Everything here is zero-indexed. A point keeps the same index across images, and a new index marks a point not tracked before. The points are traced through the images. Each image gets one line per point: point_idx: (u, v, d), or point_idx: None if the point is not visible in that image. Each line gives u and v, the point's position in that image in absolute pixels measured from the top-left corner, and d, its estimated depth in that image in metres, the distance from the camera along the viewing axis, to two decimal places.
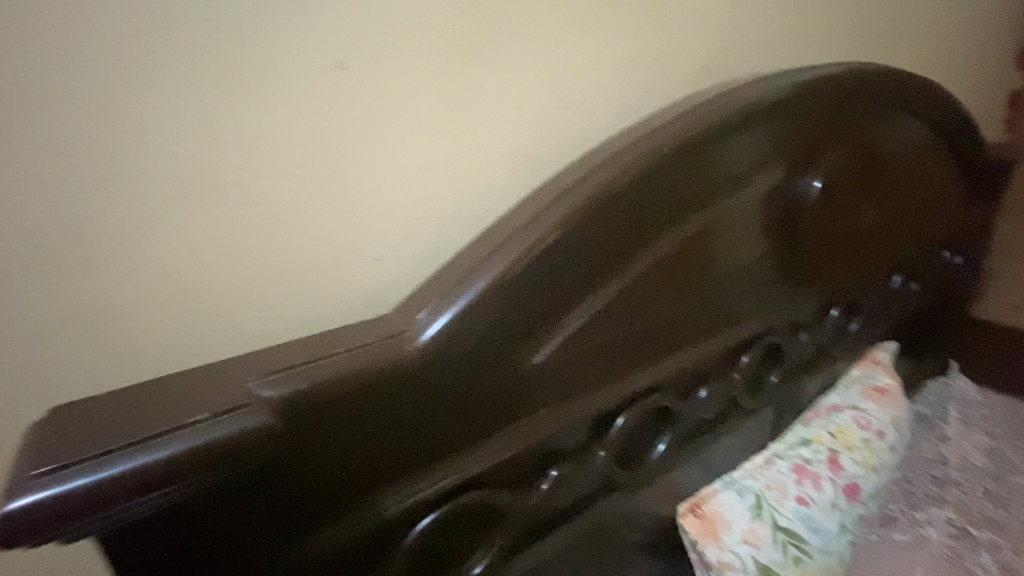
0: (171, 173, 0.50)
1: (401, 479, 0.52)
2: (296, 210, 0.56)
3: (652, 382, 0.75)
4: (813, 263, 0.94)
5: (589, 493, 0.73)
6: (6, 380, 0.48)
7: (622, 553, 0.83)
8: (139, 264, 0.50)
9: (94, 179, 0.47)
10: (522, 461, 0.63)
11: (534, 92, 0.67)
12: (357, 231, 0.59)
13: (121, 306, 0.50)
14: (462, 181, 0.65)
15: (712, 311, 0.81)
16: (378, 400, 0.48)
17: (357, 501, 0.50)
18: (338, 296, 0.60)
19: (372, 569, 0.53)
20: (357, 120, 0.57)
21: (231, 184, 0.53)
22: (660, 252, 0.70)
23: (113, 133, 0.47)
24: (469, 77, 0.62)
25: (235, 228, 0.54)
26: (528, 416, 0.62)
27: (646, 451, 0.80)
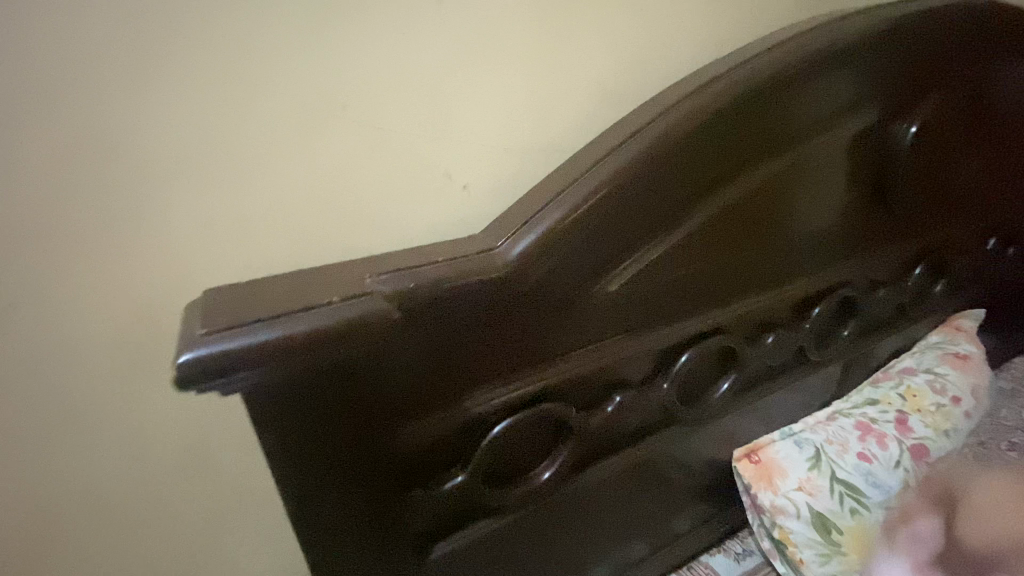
0: (259, 112, 0.54)
1: (486, 383, 0.58)
2: (365, 150, 0.59)
3: (716, 325, 0.76)
4: (891, 218, 0.89)
5: (650, 426, 0.77)
6: (120, 297, 0.55)
7: (673, 492, 0.86)
8: (233, 195, 0.56)
9: (207, 111, 0.53)
10: (590, 384, 0.66)
11: (593, 34, 0.66)
12: (425, 170, 0.62)
13: (220, 230, 0.56)
14: (523, 123, 0.66)
15: (780, 260, 0.79)
16: (473, 306, 0.53)
17: (449, 397, 0.56)
18: (412, 226, 0.64)
19: (456, 461, 0.59)
20: (418, 64, 0.59)
21: (309, 122, 0.56)
22: (730, 195, 0.69)
23: (208, 71, 0.52)
24: (527, 18, 0.62)
25: (313, 166, 0.58)
26: (597, 342, 0.65)
27: (705, 394, 0.82)
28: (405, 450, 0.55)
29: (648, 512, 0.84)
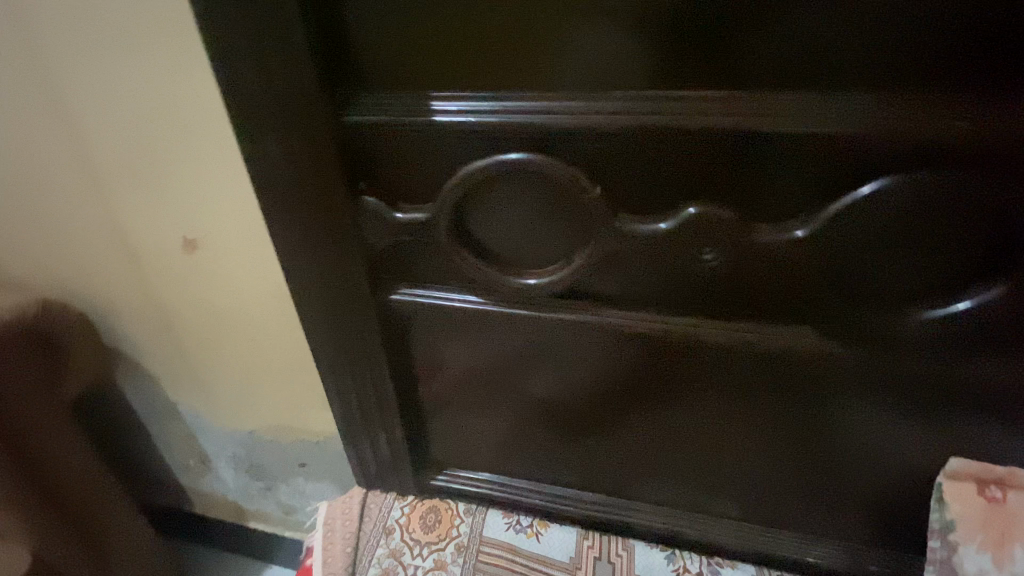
0: (49, 135, 0.81)
1: (277, 114, 0.52)
2: (112, 147, 0.80)
3: (623, 132, 0.48)
4: (714, 50, 0.44)
5: (622, 272, 0.57)
6: (119, 256, 0.94)
7: (641, 401, 0.69)
8: (77, 165, 0.83)
9: (16, 129, 0.82)
10: (434, 175, 0.54)
11: (59, 19, 0.69)
12: (147, 128, 0.76)
13: (101, 184, 0.85)
14: (131, 130, 0.77)
15: (686, 117, 0.47)
16: (227, 49, 0.49)
17: (259, 147, 0.54)
18: (182, 117, 0.74)
19: (338, 231, 0.59)
20: (41, 118, 0.80)
21: (60, 121, 0.79)
22: (473, 13, 0.46)
23: (11, 122, 0.81)
24: (22, 31, 0.72)
25: (87, 158, 0.82)
26: (406, 64, 0.49)
27: (644, 282, 0.57)
28: (285, 205, 0.58)
29: (627, 405, 0.70)
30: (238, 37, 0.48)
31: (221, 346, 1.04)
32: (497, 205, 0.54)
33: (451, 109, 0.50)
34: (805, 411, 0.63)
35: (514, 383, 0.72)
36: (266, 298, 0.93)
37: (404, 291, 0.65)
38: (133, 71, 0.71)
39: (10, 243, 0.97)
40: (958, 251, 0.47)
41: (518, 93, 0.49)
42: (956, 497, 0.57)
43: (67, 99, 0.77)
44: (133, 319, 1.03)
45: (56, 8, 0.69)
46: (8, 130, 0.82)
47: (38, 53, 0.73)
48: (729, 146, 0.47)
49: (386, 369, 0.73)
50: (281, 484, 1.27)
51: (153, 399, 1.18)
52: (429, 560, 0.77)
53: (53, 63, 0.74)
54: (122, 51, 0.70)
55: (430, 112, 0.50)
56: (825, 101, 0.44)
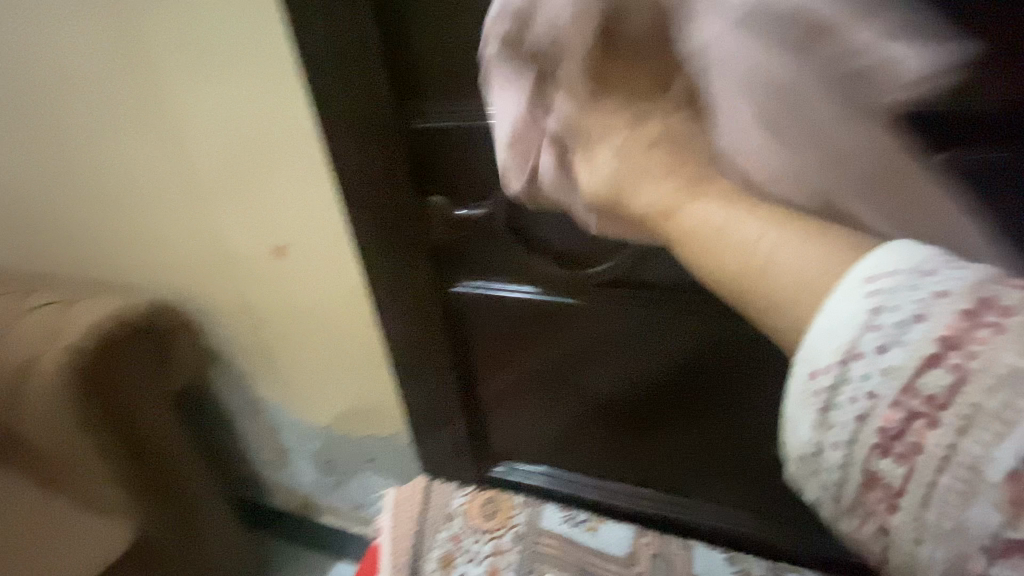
0: (167, 158, 0.95)
1: (354, 125, 0.59)
2: (217, 167, 0.92)
3: None
4: None
5: (669, 259, 0.59)
6: (219, 263, 1.07)
7: (695, 394, 0.70)
8: (189, 183, 0.97)
9: (141, 153, 0.96)
10: (491, 173, 0.59)
11: (185, 61, 0.83)
12: (247, 147, 0.88)
13: (207, 199, 0.98)
14: (233, 150, 0.89)
15: None
16: (316, 70, 0.57)
17: (339, 153, 0.61)
18: (277, 137, 0.85)
19: (406, 228, 0.65)
20: (162, 145, 0.94)
21: (177, 146, 0.93)
22: None
23: (137, 149, 0.96)
24: (152, 72, 0.86)
25: (197, 177, 0.95)
26: (464, 73, 0.55)
27: (691, 269, 0.59)
28: (358, 206, 0.64)
29: (680, 398, 0.71)
30: (326, 60, 0.56)
31: (302, 345, 1.14)
32: None
33: (505, 109, 0.55)
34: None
35: (568, 376, 0.75)
36: (341, 298, 1.02)
37: (464, 283, 0.70)
38: (236, 99, 0.83)
39: (132, 254, 1.12)
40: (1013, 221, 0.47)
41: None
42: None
43: (184, 127, 0.90)
44: (229, 320, 1.16)
45: (179, 51, 0.82)
46: (136, 155, 0.97)
47: (162, 90, 0.87)
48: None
49: (447, 360, 0.77)
50: (351, 478, 1.35)
51: (241, 395, 1.30)
52: (487, 545, 0.80)
53: (174, 96, 0.87)
54: (229, 83, 0.82)
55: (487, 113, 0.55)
56: None
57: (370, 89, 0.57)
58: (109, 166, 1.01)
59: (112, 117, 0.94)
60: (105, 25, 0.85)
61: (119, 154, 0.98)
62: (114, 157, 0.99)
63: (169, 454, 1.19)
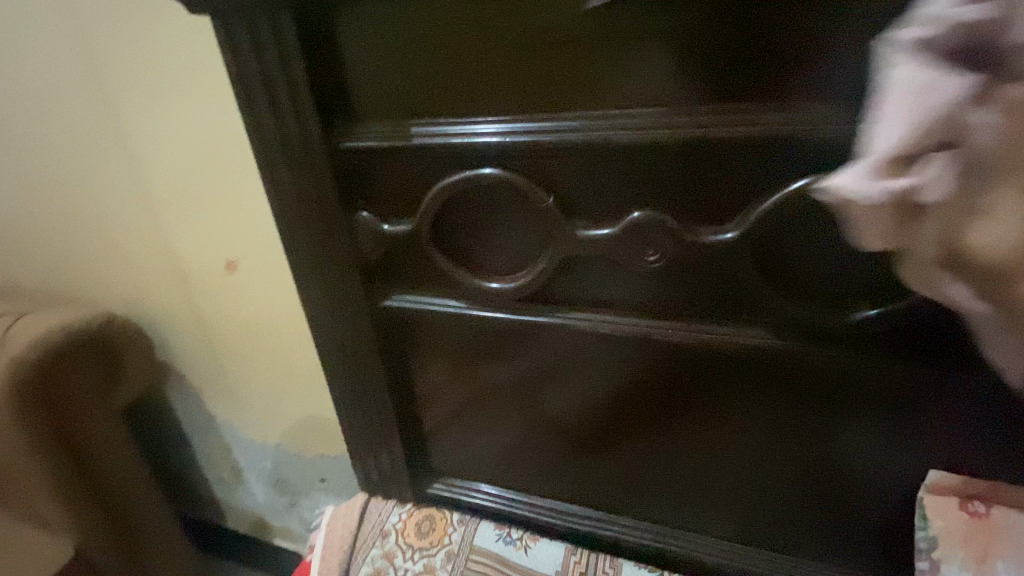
0: (121, 172, 0.96)
1: (287, 141, 0.61)
2: (169, 182, 0.94)
3: (574, 143, 0.54)
4: (645, 71, 0.50)
5: (585, 277, 0.61)
6: (173, 277, 1.08)
7: (619, 413, 0.70)
8: (142, 197, 0.98)
9: (96, 167, 0.98)
10: (417, 190, 0.62)
11: (139, 79, 0.85)
12: (199, 164, 0.90)
13: (161, 214, 0.99)
14: (186, 166, 0.91)
15: (627, 130, 0.52)
16: (251, 89, 0.60)
17: (272, 168, 0.64)
18: (227, 154, 0.87)
19: (337, 241, 0.67)
20: (117, 160, 0.95)
21: (131, 162, 0.95)
22: (443, 51, 0.55)
23: (92, 163, 0.98)
24: (108, 90, 0.88)
25: (150, 191, 0.97)
26: (390, 96, 0.59)
27: (605, 288, 0.61)
28: (291, 219, 0.66)
29: (604, 416, 0.72)
30: (259, 80, 0.59)
31: (255, 361, 1.14)
32: (471, 214, 0.61)
33: (426, 129, 0.58)
34: (779, 421, 0.63)
35: (499, 392, 0.76)
36: (292, 314, 1.03)
37: (396, 297, 0.71)
38: (189, 118, 0.86)
39: (86, 266, 1.12)
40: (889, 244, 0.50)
41: (481, 115, 0.57)
42: (937, 514, 0.55)
43: (138, 143, 0.92)
44: (182, 334, 1.16)
45: (134, 71, 0.85)
46: (91, 169, 0.98)
47: (119, 108, 0.90)
48: (666, 153, 0.52)
49: (383, 375, 0.78)
50: (303, 499, 1.33)
51: (195, 412, 1.29)
52: (419, 564, 0.80)
53: (129, 113, 0.89)
54: (182, 102, 0.85)
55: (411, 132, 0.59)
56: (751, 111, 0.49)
57: (301, 109, 0.60)
58: (65, 179, 1.02)
59: (68, 131, 0.96)
60: (63, 43, 0.87)
61: (75, 167, 0.99)
62: (71, 171, 1.01)
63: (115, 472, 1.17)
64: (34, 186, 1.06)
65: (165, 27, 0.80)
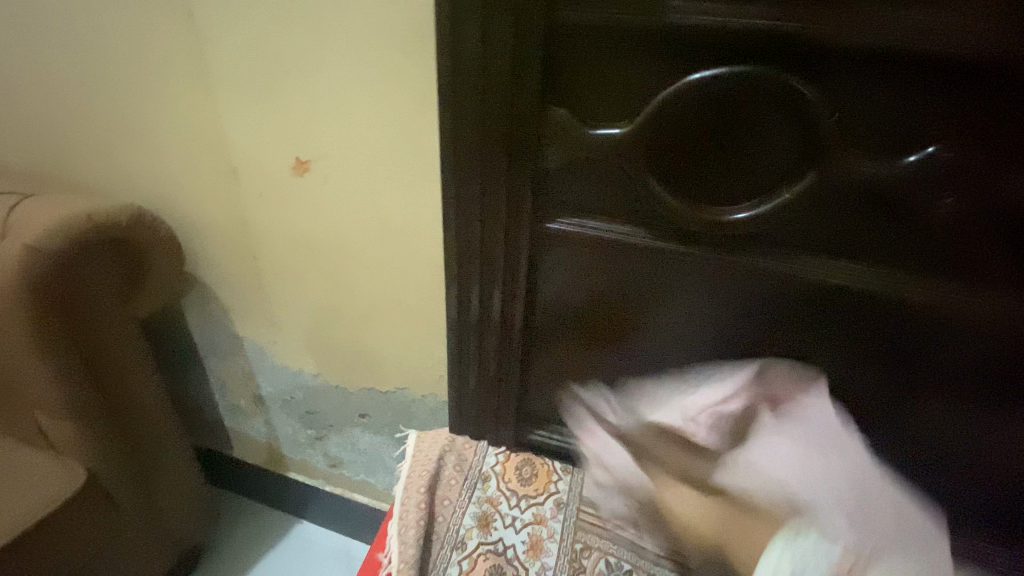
0: (184, 34, 0.80)
1: (498, 13, 0.52)
2: (247, 56, 0.79)
3: (862, 55, 0.49)
4: None
5: (790, 215, 0.58)
6: (224, 173, 0.92)
7: (765, 366, 0.68)
8: (208, 72, 0.82)
9: (150, 23, 0.80)
10: (634, 94, 0.55)
11: None
12: (294, 40, 0.75)
13: (226, 94, 0.83)
14: (275, 37, 0.76)
15: (927, 52, 0.47)
16: None
17: (469, 44, 0.55)
18: (336, 30, 0.73)
19: (521, 143, 0.59)
20: (182, 20, 0.79)
21: (202, 23, 0.78)
22: None
23: (147, 19, 0.80)
24: None
25: (218, 64, 0.81)
26: None
27: (814, 229, 0.58)
28: (479, 109, 0.58)
29: (746, 366, 0.69)
30: None
31: (305, 279, 1.01)
32: (694, 130, 0.55)
33: (690, 18, 0.50)
34: (950, 387, 0.63)
35: (647, 339, 0.71)
36: (365, 232, 0.90)
37: (557, 220, 0.64)
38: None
39: (117, 149, 0.96)
40: None
41: (752, 11, 0.49)
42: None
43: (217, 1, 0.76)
44: (223, 242, 1.01)
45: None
46: (143, 25, 0.81)
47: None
48: (954, 79, 0.48)
49: (512, 308, 0.71)
50: (333, 434, 1.23)
51: (219, 333, 1.16)
52: (527, 513, 0.75)
53: None
54: None
55: (672, 17, 0.50)
56: None
57: None
58: (106, 34, 0.84)
59: None
60: None
61: (122, 22, 0.82)
62: (109, 24, 0.83)
63: (132, 379, 1.04)
64: (55, 39, 0.88)
65: None
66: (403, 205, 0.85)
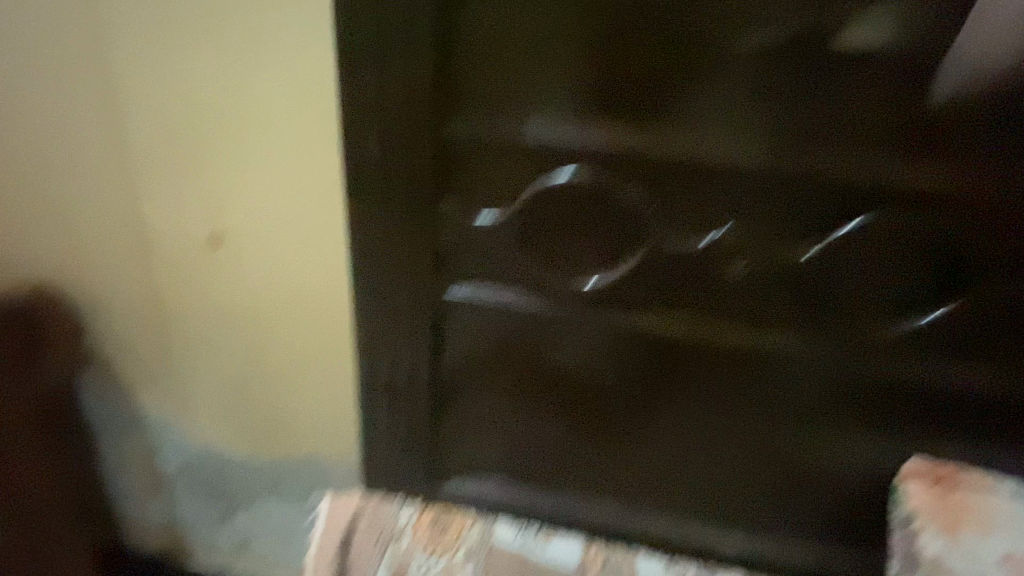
0: (101, 121, 0.84)
1: (397, 123, 0.62)
2: (165, 141, 0.84)
3: (683, 166, 0.62)
4: (759, 124, 0.59)
5: (644, 285, 0.69)
6: (137, 247, 0.94)
7: (642, 411, 0.78)
8: (124, 155, 0.86)
9: (68, 109, 0.84)
10: (512, 188, 0.66)
11: (155, 25, 0.76)
12: (213, 129, 0.82)
13: (142, 175, 0.87)
14: (195, 126, 0.82)
15: (729, 166, 0.61)
16: (375, 66, 0.60)
17: (372, 145, 0.64)
18: (254, 121, 0.80)
19: (420, 225, 0.68)
20: (100, 108, 0.83)
21: (120, 112, 0.83)
22: (578, 71, 0.59)
23: (65, 106, 0.84)
24: (107, 28, 0.77)
25: (136, 147, 0.85)
26: (513, 101, 0.62)
27: (665, 298, 0.70)
28: (381, 197, 0.67)
29: (628, 412, 0.78)
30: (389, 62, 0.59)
31: (218, 349, 1.02)
32: (560, 217, 0.67)
33: (552, 131, 0.62)
34: (794, 423, 0.75)
35: (540, 389, 0.79)
36: (280, 298, 0.94)
37: (456, 288, 0.73)
38: (206, 70, 0.78)
39: (23, 223, 0.96)
40: (926, 289, 0.63)
41: (597, 129, 0.62)
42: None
43: (135, 94, 0.81)
44: (131, 314, 1.01)
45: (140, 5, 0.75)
46: (59, 111, 0.85)
47: (105, 41, 0.78)
48: (752, 185, 0.62)
49: (421, 368, 0.78)
50: (244, 509, 1.19)
51: (117, 407, 1.11)
52: (439, 562, 0.79)
53: (133, 60, 0.79)
54: (204, 60, 0.77)
55: (537, 131, 0.63)
56: (841, 166, 0.59)
57: (426, 98, 0.61)
58: (17, 118, 0.87)
59: (37, 64, 0.82)
60: None
61: (36, 107, 0.85)
62: (22, 107, 0.86)
63: (9, 461, 1.00)
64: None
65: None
66: (321, 275, 0.91)
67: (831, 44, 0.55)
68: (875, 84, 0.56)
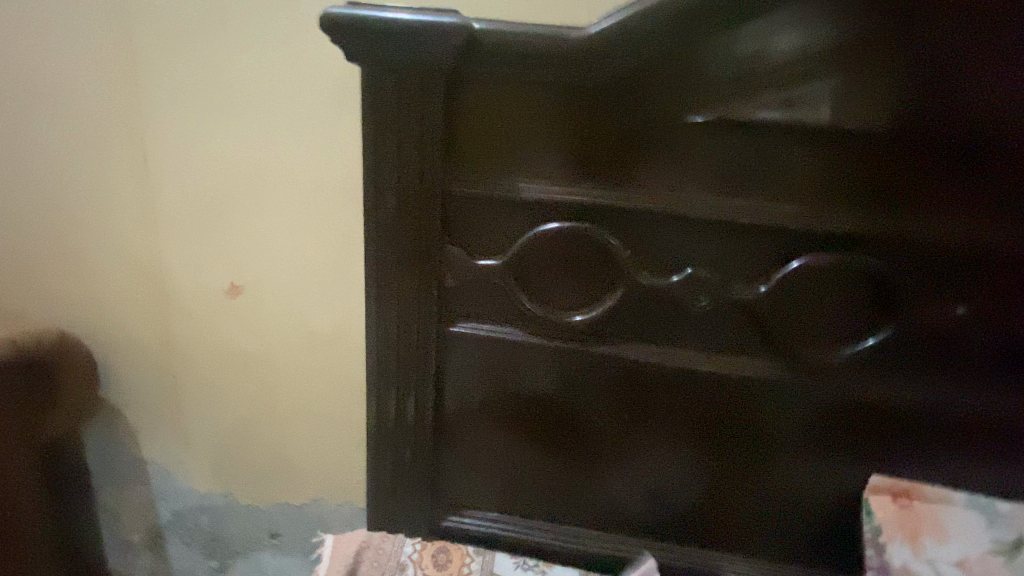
0: (138, 185, 0.95)
1: (410, 181, 0.73)
2: (195, 201, 0.94)
3: (653, 213, 0.73)
4: (713, 177, 0.72)
5: (626, 318, 0.78)
6: (157, 297, 1.02)
7: (631, 439, 0.84)
8: (156, 215, 0.96)
9: (109, 175, 0.95)
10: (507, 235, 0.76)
11: (197, 104, 0.89)
12: (240, 190, 0.93)
13: (170, 231, 0.97)
14: (223, 188, 0.93)
15: (693, 213, 0.73)
16: (393, 136, 0.71)
17: (387, 200, 0.74)
18: (278, 183, 0.91)
19: (427, 269, 0.77)
20: (139, 175, 0.94)
21: (156, 176, 0.94)
22: (563, 138, 0.72)
23: (106, 172, 0.95)
24: (155, 107, 0.90)
25: (167, 208, 0.95)
26: (509, 164, 0.74)
27: (644, 329, 0.79)
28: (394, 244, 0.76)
29: (618, 440, 0.84)
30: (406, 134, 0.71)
31: (226, 393, 1.07)
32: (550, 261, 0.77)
33: (541, 187, 0.74)
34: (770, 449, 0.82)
35: (536, 420, 0.85)
36: (292, 343, 1.01)
37: (458, 325, 0.81)
38: (240, 141, 0.90)
39: (50, 277, 1.04)
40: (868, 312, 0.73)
41: (579, 185, 0.74)
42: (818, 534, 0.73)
43: (173, 162, 0.92)
44: (144, 362, 1.06)
45: (185, 91, 0.88)
46: (100, 178, 0.96)
47: (149, 117, 0.91)
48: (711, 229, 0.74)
49: (425, 401, 0.84)
50: (238, 561, 1.18)
51: (121, 455, 1.14)
52: None
53: (174, 133, 0.91)
54: (238, 132, 0.89)
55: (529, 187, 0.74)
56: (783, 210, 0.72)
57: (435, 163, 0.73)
58: (61, 183, 0.97)
59: (87, 137, 0.93)
60: (110, 63, 0.89)
61: (80, 174, 0.96)
62: (68, 174, 0.96)
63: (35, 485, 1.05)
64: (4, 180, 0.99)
65: (248, 68, 0.86)
66: (329, 320, 0.99)
67: (767, 117, 0.69)
68: (804, 146, 0.70)
